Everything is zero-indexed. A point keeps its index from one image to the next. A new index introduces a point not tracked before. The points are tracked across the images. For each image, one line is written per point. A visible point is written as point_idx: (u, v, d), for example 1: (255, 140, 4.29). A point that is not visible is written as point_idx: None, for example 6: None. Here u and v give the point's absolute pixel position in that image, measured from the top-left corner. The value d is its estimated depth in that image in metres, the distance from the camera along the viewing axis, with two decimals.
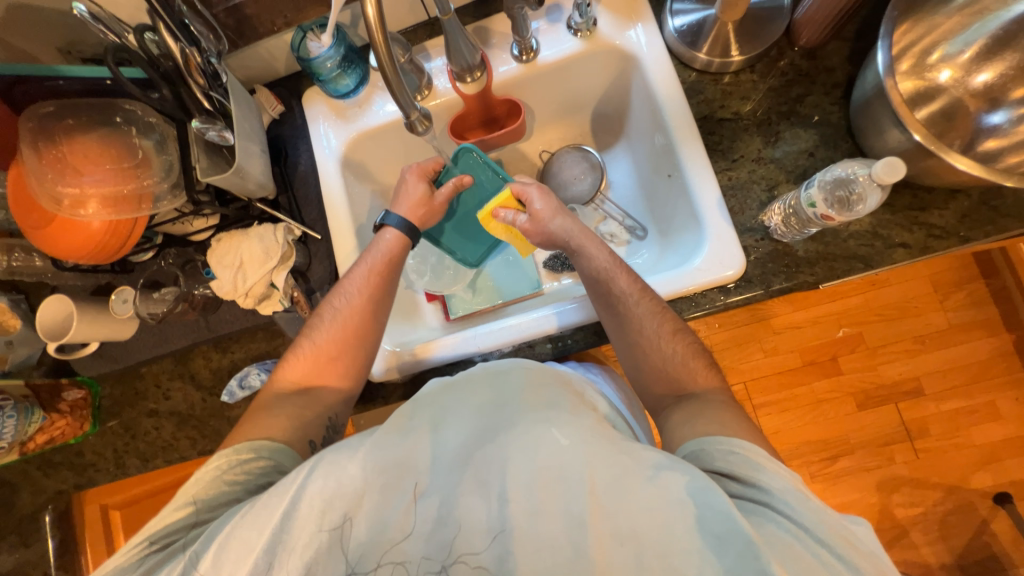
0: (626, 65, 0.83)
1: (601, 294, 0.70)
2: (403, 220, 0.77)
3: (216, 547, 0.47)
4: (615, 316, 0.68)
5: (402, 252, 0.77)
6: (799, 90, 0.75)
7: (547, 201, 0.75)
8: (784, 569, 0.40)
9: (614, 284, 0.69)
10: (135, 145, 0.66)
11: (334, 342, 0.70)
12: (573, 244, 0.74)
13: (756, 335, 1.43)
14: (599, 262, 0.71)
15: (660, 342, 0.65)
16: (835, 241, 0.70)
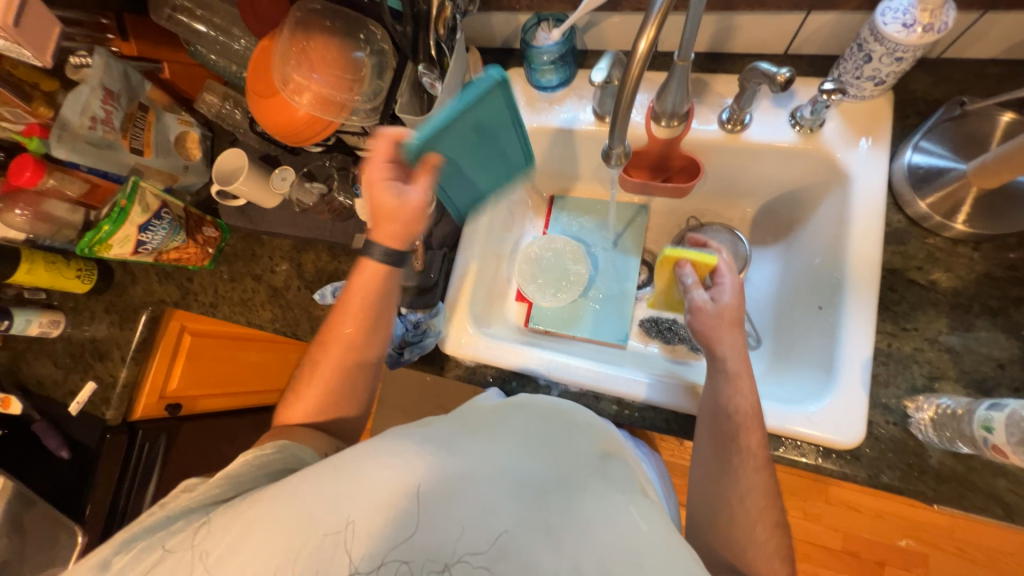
0: (829, 178, 0.76)
1: (718, 431, 0.63)
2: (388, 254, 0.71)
3: (272, 499, 0.49)
4: (721, 458, 0.62)
5: (381, 289, 0.71)
6: (1020, 292, 0.65)
7: (736, 306, 0.69)
8: None
9: (744, 437, 0.61)
10: (361, 62, 0.73)
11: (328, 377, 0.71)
12: (728, 368, 0.65)
13: (807, 495, 1.35)
14: (743, 401, 0.63)
15: (750, 503, 0.60)
16: (981, 470, 0.60)
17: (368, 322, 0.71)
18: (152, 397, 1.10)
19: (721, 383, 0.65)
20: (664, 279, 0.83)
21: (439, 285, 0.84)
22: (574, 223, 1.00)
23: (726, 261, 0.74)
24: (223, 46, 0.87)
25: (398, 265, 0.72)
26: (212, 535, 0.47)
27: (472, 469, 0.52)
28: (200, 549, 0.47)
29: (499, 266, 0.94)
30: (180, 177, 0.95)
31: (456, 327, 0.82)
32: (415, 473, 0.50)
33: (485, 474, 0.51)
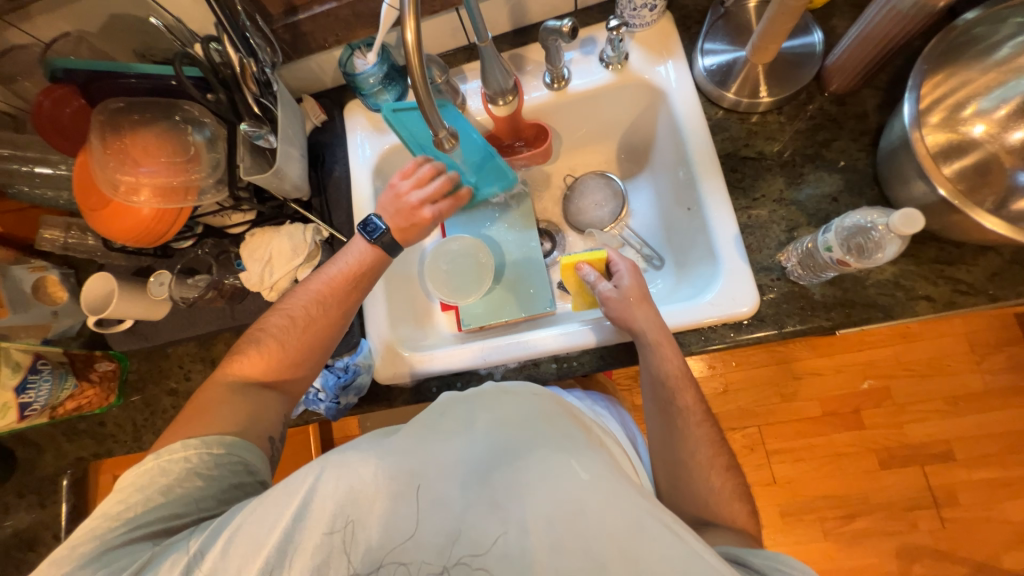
0: (654, 99, 0.85)
1: (661, 398, 0.70)
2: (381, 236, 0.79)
3: (222, 541, 0.53)
4: (665, 414, 0.69)
5: (378, 264, 0.78)
6: (826, 135, 0.75)
7: (637, 281, 0.75)
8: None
9: (679, 397, 0.69)
10: (188, 142, 0.72)
11: (290, 339, 0.74)
12: (651, 340, 0.70)
13: (775, 379, 1.47)
14: (671, 366, 0.69)
15: (690, 428, 0.68)
16: (854, 288, 0.69)
17: (335, 304, 0.76)
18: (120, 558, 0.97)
19: (649, 355, 0.70)
20: (573, 284, 0.82)
21: (355, 323, 0.84)
22: (467, 220, 1.02)
23: (615, 259, 0.78)
24: (44, 175, 0.83)
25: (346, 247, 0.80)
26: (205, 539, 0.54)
27: (418, 467, 0.53)
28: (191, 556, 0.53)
29: (411, 286, 0.95)
30: (53, 324, 0.88)
31: (386, 356, 0.82)
32: (365, 482, 0.53)
33: (432, 467, 0.53)
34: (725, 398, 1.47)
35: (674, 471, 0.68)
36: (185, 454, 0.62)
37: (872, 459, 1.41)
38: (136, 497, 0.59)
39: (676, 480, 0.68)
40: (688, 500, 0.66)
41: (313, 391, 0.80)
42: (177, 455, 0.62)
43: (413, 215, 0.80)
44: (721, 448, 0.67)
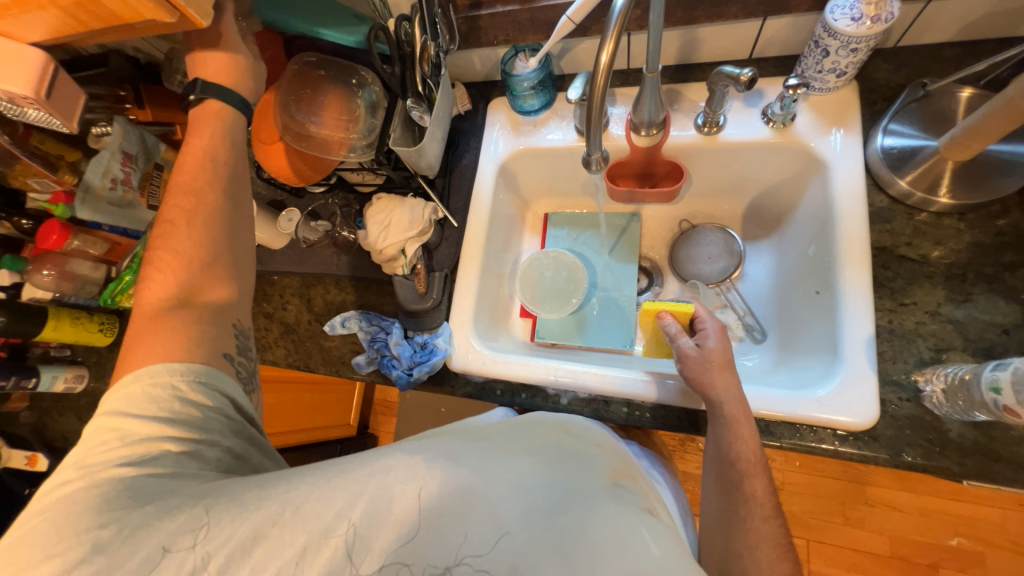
0: (807, 167, 0.79)
1: (726, 478, 0.63)
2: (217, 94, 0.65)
3: (255, 513, 0.47)
4: (727, 498, 0.62)
5: (214, 127, 0.66)
6: (1012, 258, 0.65)
7: (725, 346, 0.69)
8: None
9: (748, 483, 0.61)
10: (354, 103, 0.78)
11: (191, 237, 0.62)
12: (726, 411, 0.64)
13: (842, 497, 1.30)
14: (745, 448, 0.63)
15: (755, 523, 0.59)
16: (1003, 438, 0.59)
17: (220, 170, 0.65)
18: None
19: (722, 429, 0.65)
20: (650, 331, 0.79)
21: (442, 307, 0.87)
22: (568, 236, 1.03)
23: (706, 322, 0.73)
24: None
25: (233, 107, 0.66)
26: (214, 528, 0.46)
27: (485, 485, 0.50)
28: (202, 551, 0.46)
29: (501, 284, 0.97)
30: None
31: (462, 344, 0.84)
32: (430, 482, 0.49)
33: (498, 490, 0.50)
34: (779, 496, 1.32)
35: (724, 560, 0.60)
36: (169, 381, 0.54)
37: None
38: (138, 443, 0.52)
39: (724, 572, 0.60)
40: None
41: (390, 356, 0.85)
42: (146, 390, 0.53)
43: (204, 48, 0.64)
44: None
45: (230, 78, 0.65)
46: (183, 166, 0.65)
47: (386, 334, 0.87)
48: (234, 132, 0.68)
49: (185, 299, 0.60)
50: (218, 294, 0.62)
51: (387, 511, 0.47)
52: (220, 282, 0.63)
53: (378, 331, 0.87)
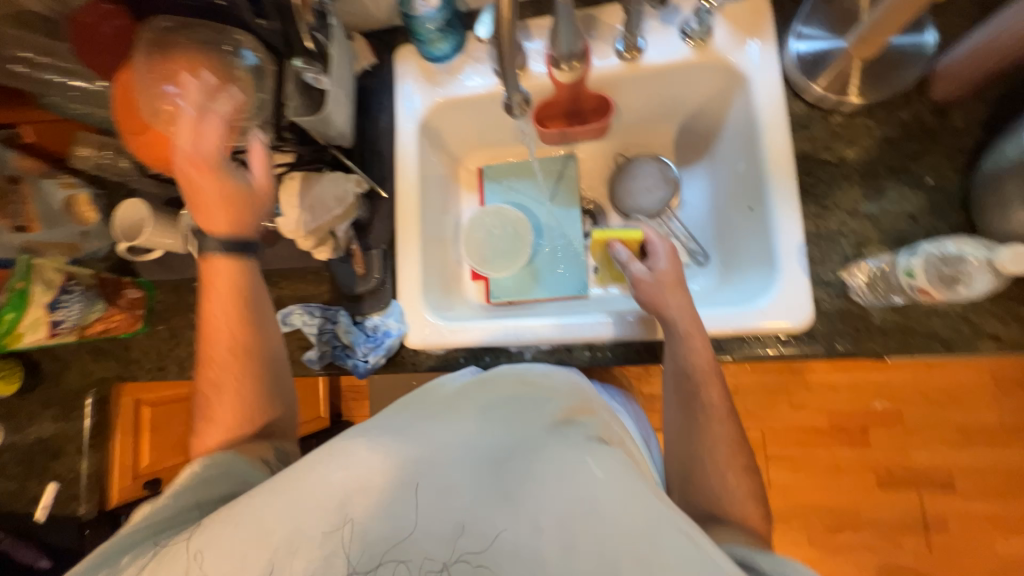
0: (729, 83, 0.78)
1: (684, 391, 0.67)
2: (229, 243, 0.69)
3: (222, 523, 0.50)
4: (687, 412, 0.67)
5: (232, 279, 0.69)
6: (916, 147, 0.69)
7: (673, 266, 0.72)
8: None
9: (704, 392, 0.66)
10: (235, 75, 0.67)
11: (232, 384, 0.68)
12: (680, 328, 0.68)
13: (787, 387, 1.45)
14: (699, 359, 0.67)
15: (712, 426, 0.65)
16: (916, 314, 0.65)
17: (244, 316, 0.69)
18: (123, 480, 1.05)
19: (677, 345, 0.68)
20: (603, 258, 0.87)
21: (387, 285, 0.82)
22: (507, 188, 0.99)
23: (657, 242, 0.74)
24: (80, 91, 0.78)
25: (244, 253, 0.70)
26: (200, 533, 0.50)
27: (431, 456, 0.51)
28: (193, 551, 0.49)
29: (445, 250, 0.93)
30: (81, 244, 0.89)
31: (416, 319, 0.81)
32: (373, 469, 0.50)
33: (443, 455, 0.51)
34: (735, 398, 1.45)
35: (688, 464, 0.65)
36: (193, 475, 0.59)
37: (870, 477, 1.41)
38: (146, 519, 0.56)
39: (688, 474, 0.65)
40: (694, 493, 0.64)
41: (342, 346, 0.81)
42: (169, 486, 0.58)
43: (204, 207, 0.67)
44: (741, 452, 0.64)
45: (231, 213, 0.68)
46: (212, 320, 0.69)
47: (332, 324, 0.81)
48: (246, 275, 0.71)
49: (236, 435, 0.66)
50: (274, 419, 0.70)
51: (338, 504, 0.49)
52: (265, 416, 0.69)
53: (324, 322, 0.81)
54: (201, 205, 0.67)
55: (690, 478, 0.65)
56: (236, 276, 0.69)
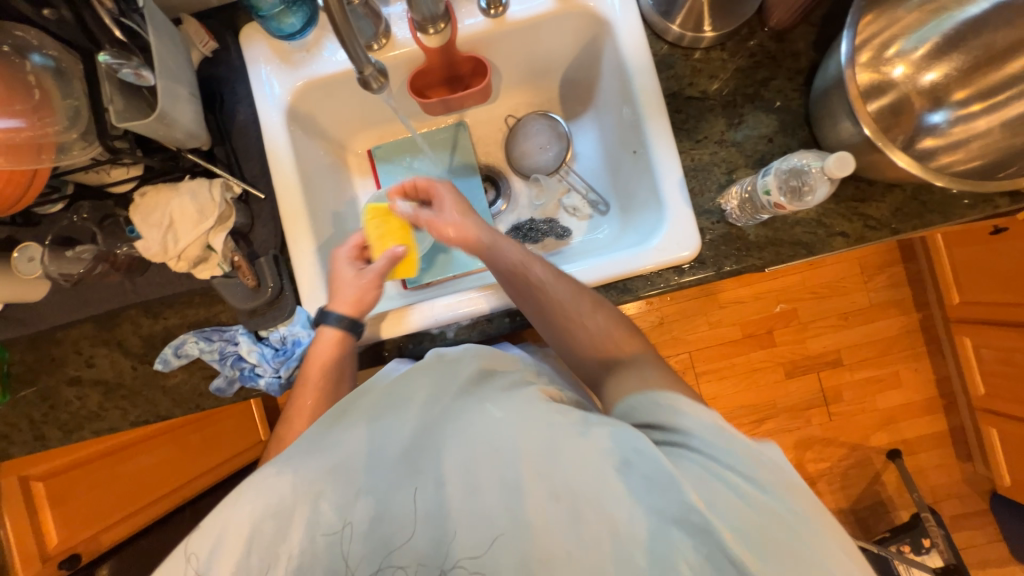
0: (598, 30, 0.79)
1: (519, 286, 0.68)
2: (342, 318, 0.72)
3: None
4: (535, 304, 0.67)
5: (337, 355, 0.72)
6: (765, 74, 0.75)
7: (453, 196, 0.77)
8: (701, 499, 0.45)
9: (530, 272, 0.68)
10: (31, 82, 0.57)
11: None
12: (482, 239, 0.73)
13: (702, 309, 1.60)
14: (509, 252, 0.70)
15: (574, 309, 0.65)
16: (783, 226, 0.72)
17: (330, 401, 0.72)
18: (33, 565, 0.92)
19: (491, 253, 0.72)
20: (374, 229, 0.78)
21: (287, 294, 0.76)
22: (402, 168, 0.95)
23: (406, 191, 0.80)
24: None
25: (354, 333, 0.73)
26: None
27: (339, 462, 0.54)
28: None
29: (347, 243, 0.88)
30: None
31: None
32: (285, 494, 0.53)
33: (355, 454, 0.55)
34: (661, 329, 1.59)
35: (567, 340, 0.66)
36: None
37: (779, 371, 1.62)
38: None
39: (566, 343, 0.67)
40: (584, 355, 0.66)
41: (250, 367, 0.76)
42: None
43: (351, 295, 0.73)
44: (586, 292, 0.67)
45: (364, 298, 0.74)
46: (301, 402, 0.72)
47: (234, 346, 0.75)
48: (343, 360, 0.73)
49: None
50: None
51: (257, 538, 0.52)
52: None
53: (224, 346, 0.75)
54: (342, 299, 0.73)
55: (575, 351, 0.66)
56: (345, 360, 0.73)
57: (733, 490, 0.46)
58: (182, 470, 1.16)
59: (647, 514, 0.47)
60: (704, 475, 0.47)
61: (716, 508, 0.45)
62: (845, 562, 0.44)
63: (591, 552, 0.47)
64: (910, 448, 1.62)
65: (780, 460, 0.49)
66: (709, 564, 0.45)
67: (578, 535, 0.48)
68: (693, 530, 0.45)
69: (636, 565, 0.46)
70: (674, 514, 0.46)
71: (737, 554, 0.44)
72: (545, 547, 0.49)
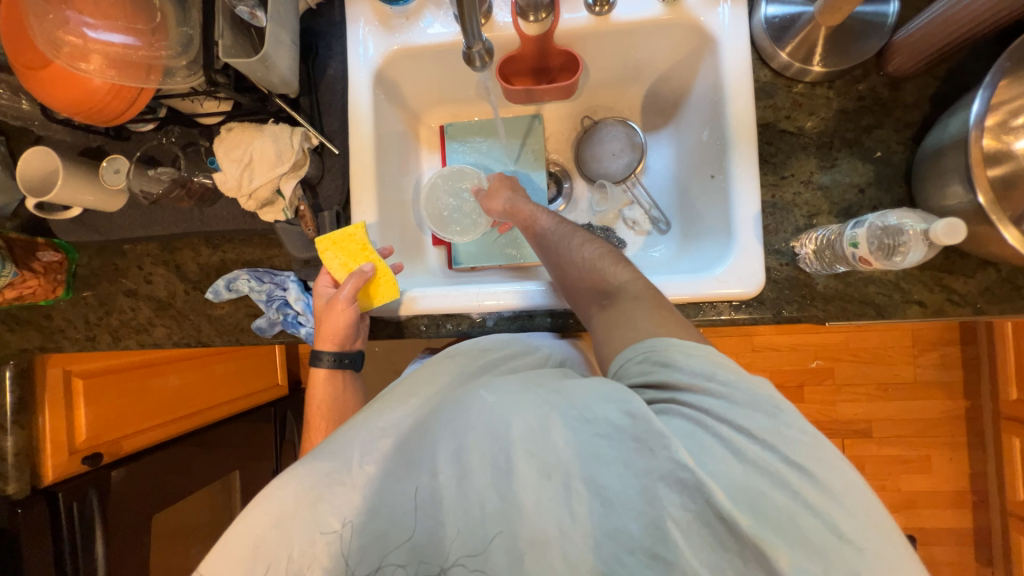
0: (699, 46, 0.77)
1: (534, 245, 0.76)
2: (335, 356, 0.75)
3: None
4: (544, 254, 0.73)
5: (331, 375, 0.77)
6: (869, 120, 0.71)
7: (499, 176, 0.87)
8: (689, 457, 0.44)
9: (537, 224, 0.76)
10: (155, 7, 0.60)
11: None
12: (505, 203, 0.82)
13: (735, 348, 1.55)
14: (520, 204, 0.80)
15: (574, 254, 0.69)
16: (856, 283, 0.69)
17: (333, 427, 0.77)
18: (60, 455, 0.95)
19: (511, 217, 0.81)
20: (333, 259, 0.74)
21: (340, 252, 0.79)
22: (470, 150, 0.95)
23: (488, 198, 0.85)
24: None
25: (349, 364, 0.76)
26: None
27: (333, 460, 0.52)
28: None
29: (404, 213, 0.89)
30: None
31: None
32: (286, 506, 0.51)
33: (346, 452, 0.53)
34: None
35: (571, 286, 0.68)
36: None
37: None
38: None
39: (567, 283, 0.69)
40: (583, 282, 0.67)
41: (294, 314, 0.78)
42: None
43: (331, 330, 0.73)
44: (583, 232, 0.72)
45: (344, 331, 0.74)
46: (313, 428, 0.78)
47: (282, 291, 0.78)
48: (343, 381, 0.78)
49: None
50: None
51: (262, 545, 0.50)
52: None
53: (273, 289, 0.78)
54: (324, 331, 0.74)
55: (574, 289, 0.68)
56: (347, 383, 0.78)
57: (719, 443, 0.45)
58: (191, 401, 1.21)
59: (634, 480, 0.45)
60: (694, 431, 0.46)
61: (716, 471, 0.44)
62: (849, 509, 0.43)
63: (581, 527, 0.45)
64: (926, 539, 1.52)
65: (775, 400, 0.48)
66: (698, 522, 0.43)
67: (570, 514, 0.46)
68: (682, 487, 0.44)
69: (628, 534, 0.44)
70: (662, 474, 0.44)
71: (729, 511, 0.42)
72: (538, 531, 0.46)
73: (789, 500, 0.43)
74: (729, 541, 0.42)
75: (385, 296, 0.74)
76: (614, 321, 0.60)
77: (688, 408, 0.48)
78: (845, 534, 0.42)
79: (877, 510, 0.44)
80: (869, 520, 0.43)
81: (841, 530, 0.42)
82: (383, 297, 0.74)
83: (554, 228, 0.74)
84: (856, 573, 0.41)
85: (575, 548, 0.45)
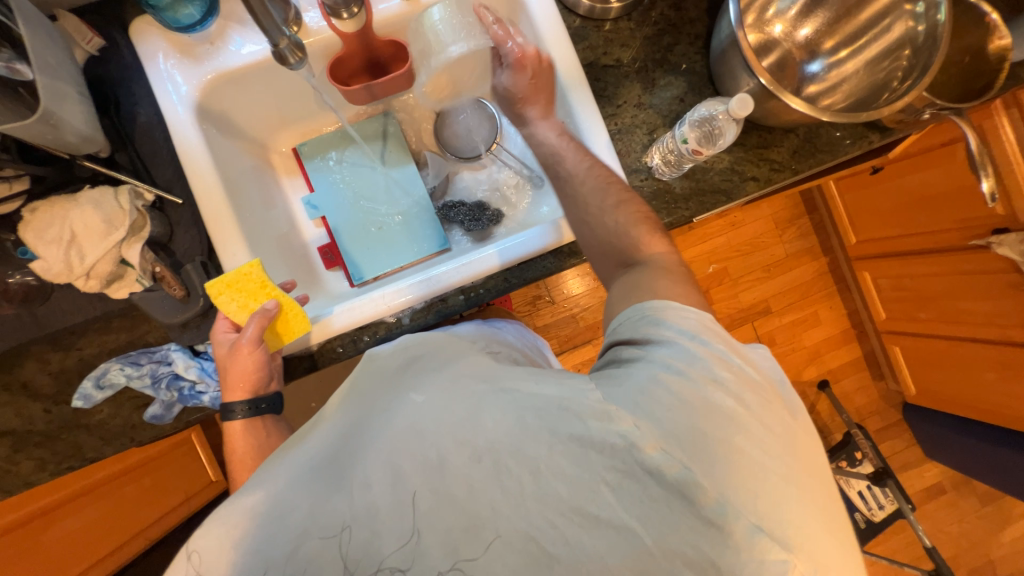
0: (512, 9, 0.82)
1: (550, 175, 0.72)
2: (250, 409, 0.68)
3: None
4: (564, 195, 0.69)
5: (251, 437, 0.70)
6: (669, 40, 0.81)
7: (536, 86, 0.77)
8: (628, 418, 0.45)
9: (562, 164, 0.71)
10: None
11: None
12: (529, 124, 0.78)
13: None
14: (549, 137, 0.74)
15: (604, 216, 0.65)
16: (703, 178, 0.79)
17: None
18: None
19: (538, 139, 0.76)
20: (228, 303, 0.67)
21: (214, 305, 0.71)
22: (332, 163, 0.92)
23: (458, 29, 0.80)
24: None
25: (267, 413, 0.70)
26: None
27: (276, 494, 0.49)
28: None
29: (282, 245, 0.83)
30: None
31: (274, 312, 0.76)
32: (219, 548, 0.47)
33: (285, 479, 0.50)
34: None
35: (590, 237, 0.66)
36: None
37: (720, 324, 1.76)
38: None
39: (586, 236, 0.66)
40: (599, 235, 0.65)
41: (190, 385, 0.71)
42: None
43: (239, 379, 0.67)
44: (613, 189, 0.66)
45: (252, 381, 0.68)
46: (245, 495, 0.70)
47: (167, 366, 0.70)
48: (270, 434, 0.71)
49: None
50: None
51: None
52: None
53: (157, 367, 0.69)
54: (233, 380, 0.68)
55: (597, 251, 0.66)
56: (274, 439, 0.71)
57: (668, 393, 0.46)
58: (108, 538, 1.05)
59: (566, 446, 0.46)
60: (646, 384, 0.47)
61: (662, 423, 0.45)
62: (774, 447, 0.44)
63: (515, 500, 0.46)
64: (835, 377, 1.81)
65: (728, 354, 0.49)
66: (627, 479, 0.45)
67: (502, 489, 0.46)
68: (611, 452, 0.45)
69: (557, 496, 0.45)
70: (589, 440, 0.46)
71: (656, 463, 0.44)
72: (473, 512, 0.46)
73: (722, 434, 0.44)
74: (654, 489, 0.44)
75: (296, 328, 0.69)
76: (631, 288, 0.58)
77: (649, 364, 0.48)
78: (780, 475, 0.43)
79: (804, 453, 0.46)
80: (798, 466, 0.44)
81: (765, 467, 0.43)
82: (297, 330, 0.69)
83: (580, 172, 0.68)
84: (781, 504, 0.42)
85: (511, 527, 0.45)
